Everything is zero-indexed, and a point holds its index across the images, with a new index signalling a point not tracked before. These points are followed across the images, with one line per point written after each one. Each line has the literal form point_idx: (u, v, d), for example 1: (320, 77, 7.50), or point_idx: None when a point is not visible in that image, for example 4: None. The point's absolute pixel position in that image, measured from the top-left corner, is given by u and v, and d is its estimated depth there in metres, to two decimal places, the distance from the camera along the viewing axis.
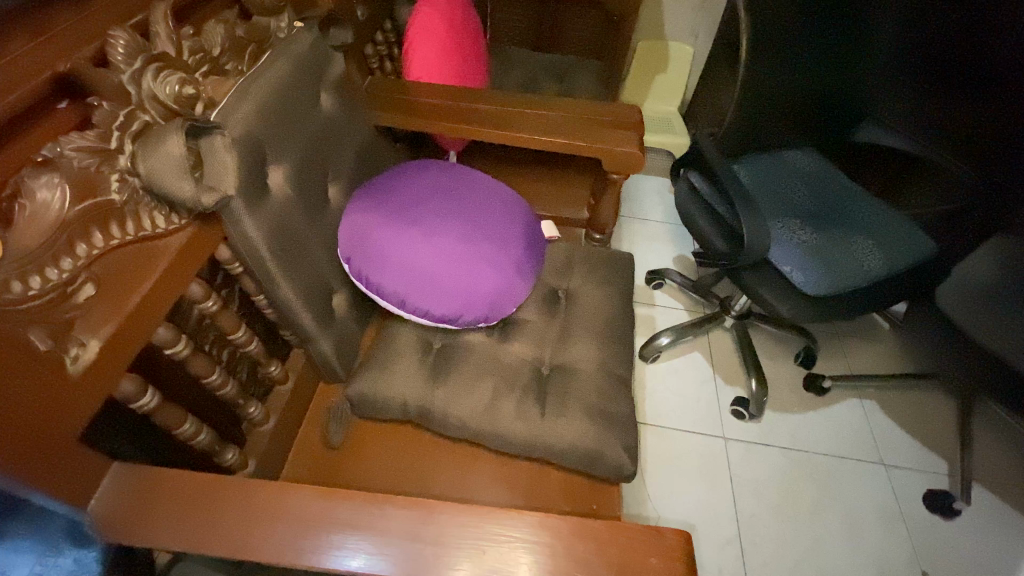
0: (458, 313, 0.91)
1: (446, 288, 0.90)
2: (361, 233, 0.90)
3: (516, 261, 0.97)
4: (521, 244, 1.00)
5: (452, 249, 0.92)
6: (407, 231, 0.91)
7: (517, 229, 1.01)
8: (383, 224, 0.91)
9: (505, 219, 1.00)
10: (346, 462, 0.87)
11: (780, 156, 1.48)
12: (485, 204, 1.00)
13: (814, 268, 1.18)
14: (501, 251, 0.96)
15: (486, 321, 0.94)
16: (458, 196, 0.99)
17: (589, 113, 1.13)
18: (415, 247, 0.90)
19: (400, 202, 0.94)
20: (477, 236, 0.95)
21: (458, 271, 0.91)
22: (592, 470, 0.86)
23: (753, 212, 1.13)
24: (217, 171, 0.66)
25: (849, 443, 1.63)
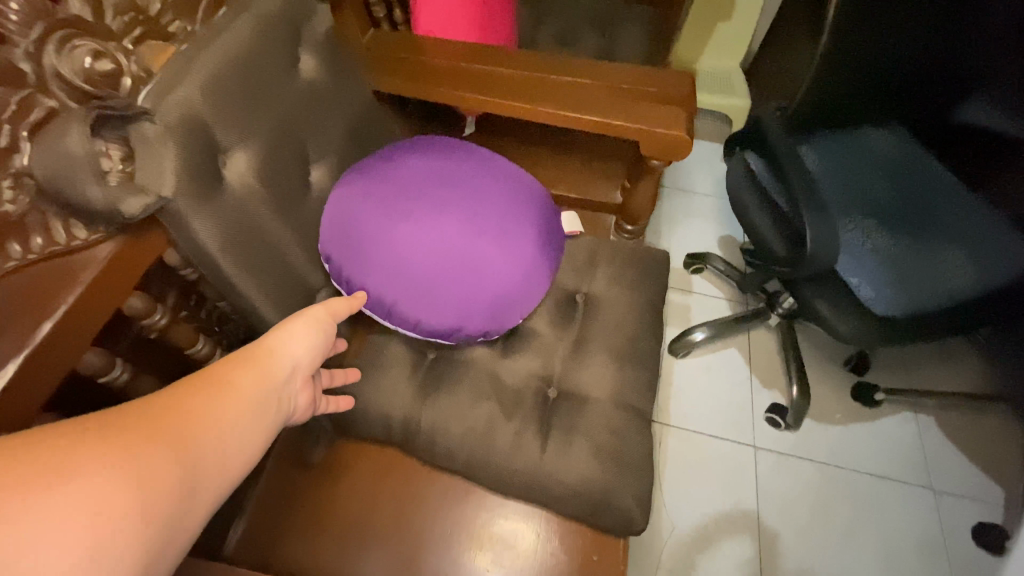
0: (453, 326, 0.79)
1: (440, 300, 0.77)
2: (344, 227, 0.77)
3: (526, 265, 0.83)
4: (536, 243, 0.85)
5: (448, 252, 0.78)
6: (396, 227, 0.77)
7: (533, 224, 0.86)
8: (371, 217, 0.78)
9: (519, 211, 0.85)
10: (322, 485, 0.80)
11: (859, 134, 1.24)
12: (496, 191, 0.85)
13: (885, 283, 1.00)
14: (508, 254, 0.81)
15: (487, 335, 0.82)
16: (466, 180, 0.84)
17: (625, 83, 0.92)
18: (405, 249, 0.77)
19: (392, 189, 0.80)
20: (481, 235, 0.80)
21: (456, 278, 0.78)
22: (596, 520, 0.75)
23: (820, 213, 0.93)
24: (151, 169, 0.55)
25: (896, 463, 1.46)
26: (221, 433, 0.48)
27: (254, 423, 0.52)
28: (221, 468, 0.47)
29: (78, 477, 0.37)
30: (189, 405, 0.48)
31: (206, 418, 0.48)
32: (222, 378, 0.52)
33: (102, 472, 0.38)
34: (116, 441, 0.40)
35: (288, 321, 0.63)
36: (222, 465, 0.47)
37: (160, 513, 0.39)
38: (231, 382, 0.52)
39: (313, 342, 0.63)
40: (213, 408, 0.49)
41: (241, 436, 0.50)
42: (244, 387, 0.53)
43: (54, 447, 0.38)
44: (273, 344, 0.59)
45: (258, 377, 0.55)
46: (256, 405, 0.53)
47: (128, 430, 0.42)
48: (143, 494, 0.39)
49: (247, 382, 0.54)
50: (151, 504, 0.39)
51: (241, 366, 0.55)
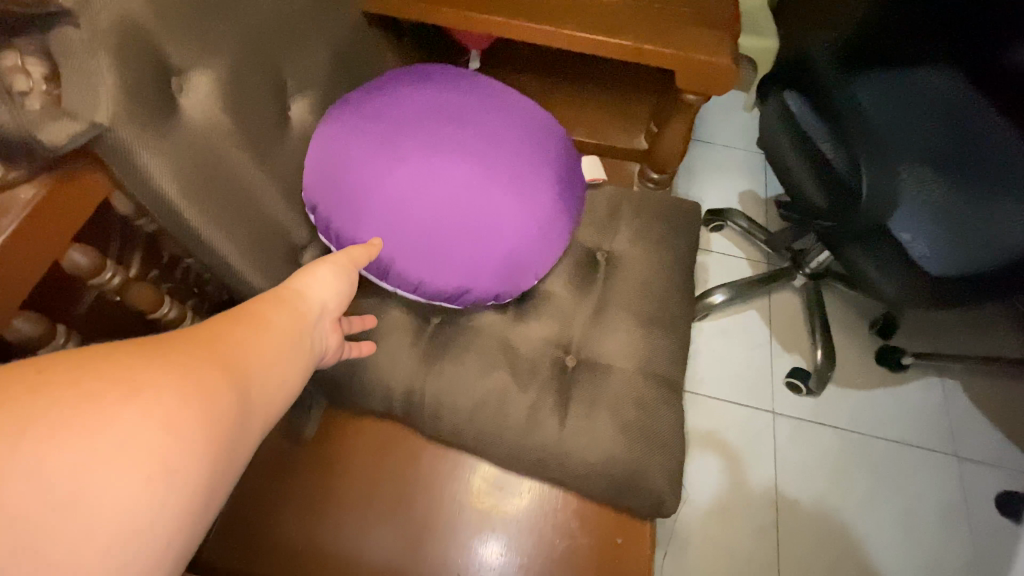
0: (459, 288, 0.69)
1: (444, 258, 0.67)
2: (331, 172, 0.66)
3: (543, 217, 0.71)
4: (554, 192, 0.73)
5: (453, 201, 0.67)
6: (391, 172, 0.66)
7: (550, 169, 0.74)
8: (361, 160, 0.66)
9: (534, 153, 0.73)
10: (315, 462, 0.72)
11: (911, 73, 1.10)
12: (508, 130, 0.73)
13: (941, 239, 0.89)
14: (523, 205, 0.70)
15: (498, 299, 0.72)
16: (473, 118, 0.72)
17: (658, 2, 0.79)
18: (402, 198, 0.66)
19: (386, 127, 0.68)
20: (491, 182, 0.68)
21: (461, 232, 0.67)
22: (620, 501, 0.67)
23: (878, 159, 0.81)
24: (83, 90, 0.43)
25: (919, 430, 1.40)
26: (270, 369, 0.42)
27: (299, 363, 0.45)
28: (271, 407, 0.41)
29: (122, 416, 0.31)
30: (232, 336, 0.41)
31: (254, 352, 0.41)
32: (262, 311, 0.45)
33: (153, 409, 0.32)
34: (162, 372, 0.34)
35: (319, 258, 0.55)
36: (272, 404, 0.41)
37: (216, 457, 0.34)
38: (273, 317, 0.45)
39: (349, 282, 0.55)
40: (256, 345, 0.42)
41: (290, 376, 0.44)
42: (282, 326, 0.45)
43: (98, 379, 0.32)
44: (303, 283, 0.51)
45: (298, 313, 0.48)
46: (301, 342, 0.46)
47: (174, 361, 0.35)
48: (196, 438, 0.33)
49: (289, 319, 0.47)
50: (207, 446, 0.33)
51: (279, 301, 0.47)
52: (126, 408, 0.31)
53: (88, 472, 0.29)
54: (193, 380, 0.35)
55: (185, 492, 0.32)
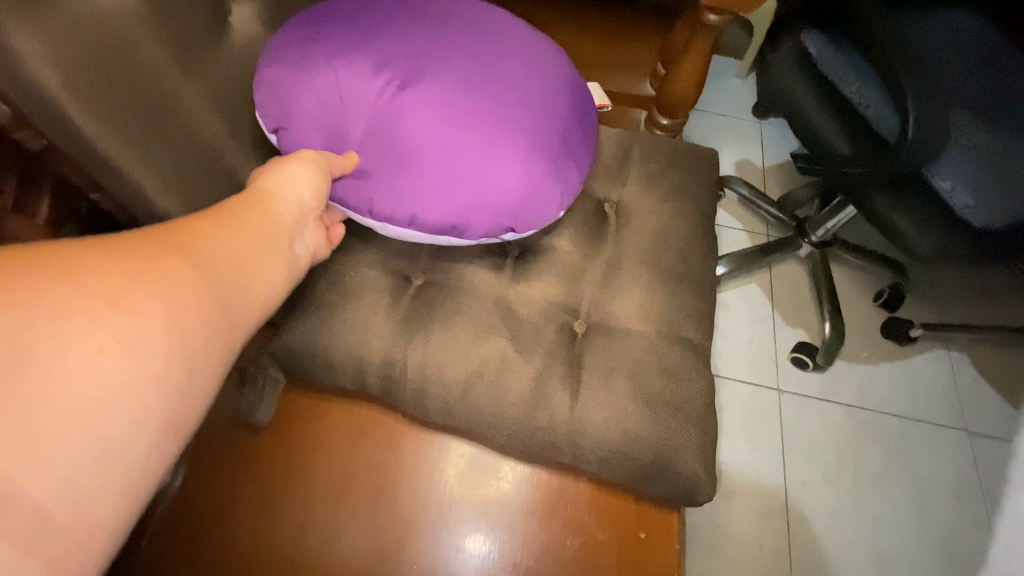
0: (465, 214, 0.56)
1: (443, 176, 0.54)
2: (293, 82, 0.55)
3: (560, 130, 0.60)
4: (568, 101, 0.62)
5: (450, 106, 0.55)
6: (367, 77, 0.55)
7: (560, 76, 0.63)
8: (329, 66, 0.55)
9: (537, 57, 0.62)
10: (275, 451, 0.60)
11: (936, 13, 1.01)
12: (503, 35, 0.62)
13: (985, 186, 0.79)
14: (536, 113, 0.58)
15: (518, 229, 0.59)
16: (461, 23, 0.61)
17: None
18: (385, 106, 0.54)
19: (359, 31, 0.57)
20: (492, 87, 0.57)
21: (463, 141, 0.55)
22: (644, 487, 0.57)
23: (919, 87, 0.72)
24: None
25: (928, 403, 1.34)
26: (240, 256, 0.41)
27: (277, 260, 0.45)
28: (249, 293, 0.41)
29: (65, 299, 0.31)
30: (194, 227, 0.40)
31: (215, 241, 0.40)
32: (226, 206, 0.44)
33: (109, 284, 0.32)
34: (111, 260, 0.34)
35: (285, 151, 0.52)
36: (247, 292, 0.41)
37: (183, 336, 0.34)
38: (237, 207, 0.44)
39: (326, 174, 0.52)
40: (223, 238, 0.41)
41: (268, 269, 0.43)
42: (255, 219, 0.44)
43: (58, 259, 0.32)
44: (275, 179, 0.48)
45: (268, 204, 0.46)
46: (276, 234, 0.45)
47: (131, 247, 0.35)
48: (159, 314, 0.33)
49: (259, 210, 0.45)
50: (169, 324, 0.33)
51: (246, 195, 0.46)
52: (83, 294, 0.31)
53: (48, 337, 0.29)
54: (145, 267, 0.34)
55: (151, 364, 0.32)
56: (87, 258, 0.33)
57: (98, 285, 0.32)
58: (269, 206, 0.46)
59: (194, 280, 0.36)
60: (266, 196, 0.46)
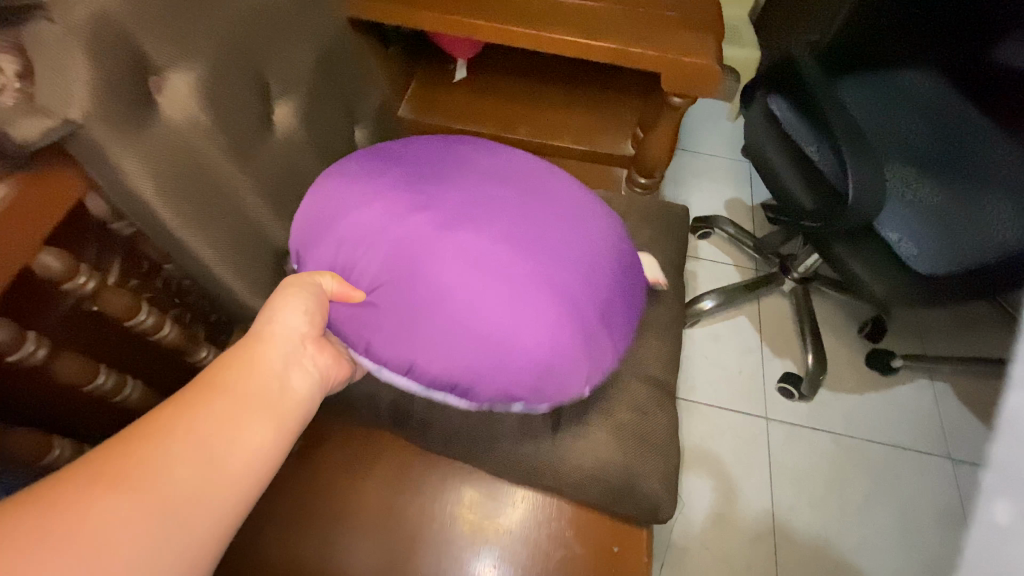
0: (475, 369, 0.57)
1: (461, 321, 0.57)
2: (324, 221, 0.64)
3: (580, 285, 0.61)
4: (592, 263, 0.64)
5: (471, 255, 0.59)
6: (395, 221, 0.61)
7: (586, 233, 0.66)
8: (362, 211, 0.63)
9: (561, 213, 0.66)
10: (301, 475, 0.70)
11: (892, 76, 1.12)
12: (528, 187, 0.68)
13: (926, 237, 0.89)
14: (556, 267, 0.61)
15: (529, 395, 0.59)
16: (489, 175, 0.68)
17: (643, 6, 0.79)
18: (410, 243, 0.59)
19: (386, 178, 0.66)
20: (508, 241, 0.60)
21: (482, 288, 0.58)
22: (616, 508, 0.66)
23: (858, 149, 0.82)
24: (54, 85, 0.43)
25: (911, 431, 1.40)
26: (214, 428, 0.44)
27: (250, 427, 0.46)
28: (223, 464, 0.43)
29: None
30: (166, 410, 0.43)
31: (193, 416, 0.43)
32: (211, 367, 0.47)
33: (39, 540, 0.34)
34: (48, 507, 0.36)
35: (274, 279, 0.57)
36: (214, 481, 0.42)
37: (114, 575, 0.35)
38: (219, 369, 0.47)
39: (315, 303, 0.56)
40: (182, 431, 0.43)
41: (240, 446, 0.44)
42: (223, 394, 0.46)
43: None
44: (252, 335, 0.51)
45: (253, 356, 0.49)
46: (256, 390, 0.47)
47: (73, 484, 0.38)
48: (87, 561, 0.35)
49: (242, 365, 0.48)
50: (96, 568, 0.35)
51: (233, 351, 0.49)
52: (20, 546, 0.34)
53: None
54: (80, 508, 0.36)
55: None
56: (26, 513, 0.35)
57: (25, 550, 0.34)
58: (240, 372, 0.48)
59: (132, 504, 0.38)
60: (248, 348, 0.50)
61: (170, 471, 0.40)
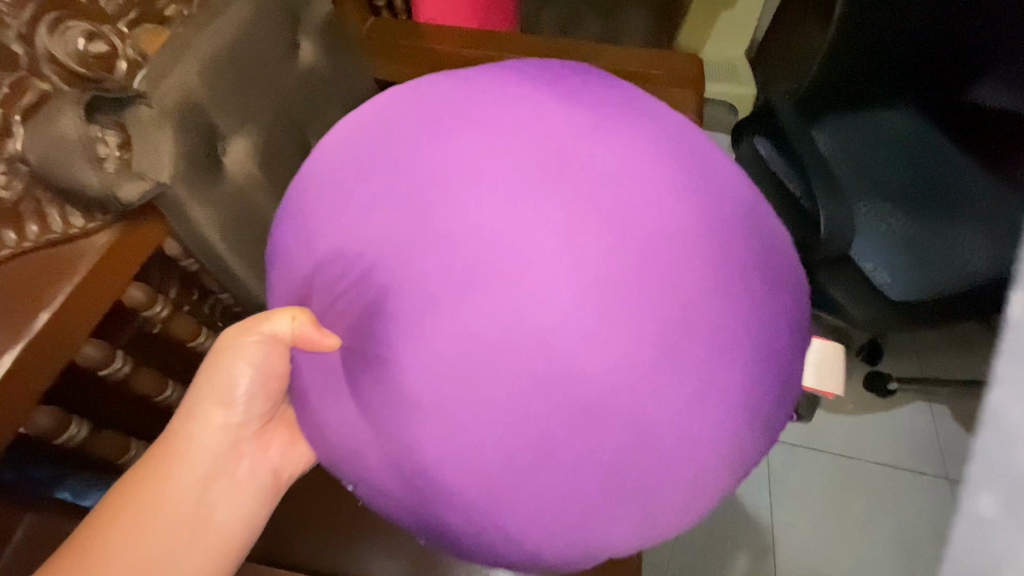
0: (495, 473, 0.40)
1: (513, 387, 0.39)
2: (340, 175, 0.46)
3: (698, 373, 0.41)
4: (731, 332, 0.42)
5: (545, 293, 0.39)
6: (443, 208, 0.41)
7: (736, 287, 0.43)
8: (394, 178, 0.43)
9: (709, 237, 0.43)
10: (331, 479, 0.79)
11: (872, 116, 1.22)
12: (665, 190, 0.43)
13: (901, 267, 0.98)
14: (670, 337, 0.40)
15: (563, 522, 0.41)
16: (607, 161, 0.43)
17: (631, 66, 0.89)
18: (450, 248, 0.40)
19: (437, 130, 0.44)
20: (589, 267, 0.40)
21: (549, 347, 0.39)
22: None
23: (830, 194, 0.91)
24: (149, 155, 0.54)
25: (909, 452, 1.44)
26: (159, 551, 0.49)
27: (179, 529, 0.51)
28: (157, 565, 0.49)
29: None
30: (110, 510, 0.50)
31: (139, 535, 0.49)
32: (151, 481, 0.51)
33: None
34: None
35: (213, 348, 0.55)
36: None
37: None
38: (157, 483, 0.51)
39: (259, 382, 0.53)
40: (121, 534, 0.49)
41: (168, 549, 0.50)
42: (157, 493, 0.51)
43: None
44: (188, 426, 0.53)
45: (192, 466, 0.53)
46: (191, 509, 0.51)
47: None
48: None
49: (180, 479, 0.52)
50: None
51: (173, 459, 0.52)
52: None
53: None
54: None
55: None
56: None
57: None
58: (177, 469, 0.52)
59: None
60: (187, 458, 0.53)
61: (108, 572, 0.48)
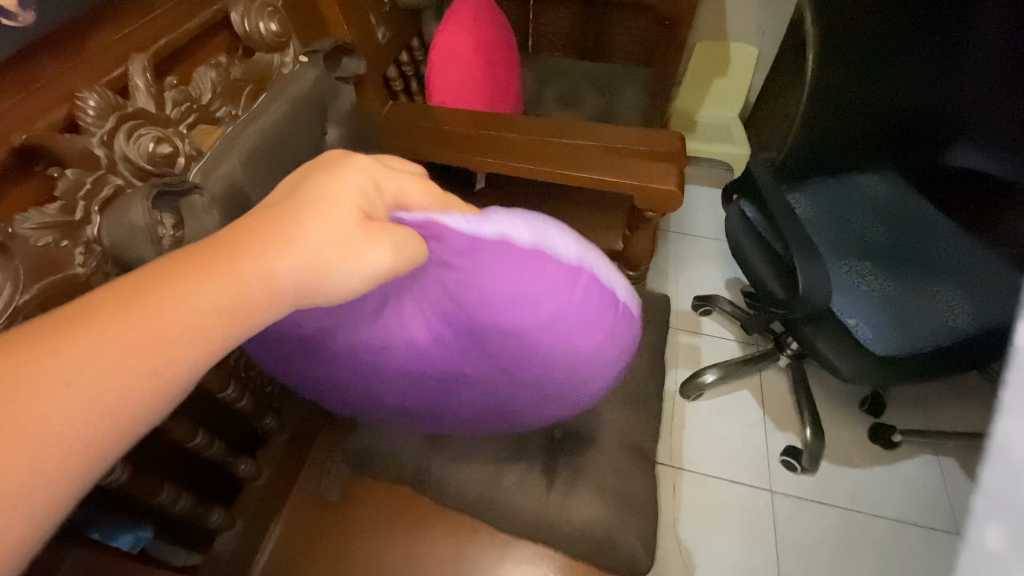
0: (320, 374, 0.71)
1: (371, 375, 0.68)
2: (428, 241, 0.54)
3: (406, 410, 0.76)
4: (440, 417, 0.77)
5: (415, 374, 0.67)
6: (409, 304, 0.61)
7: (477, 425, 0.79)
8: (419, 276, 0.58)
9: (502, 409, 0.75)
10: (337, 523, 0.83)
11: (849, 180, 1.32)
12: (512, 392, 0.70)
13: (881, 322, 1.03)
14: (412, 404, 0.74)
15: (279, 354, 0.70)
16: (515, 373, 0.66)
17: (619, 143, 1.00)
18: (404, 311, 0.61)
19: (522, 315, 0.58)
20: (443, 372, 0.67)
21: (397, 386, 0.70)
22: (600, 558, 0.79)
23: (805, 252, 0.98)
24: (199, 232, 0.61)
25: (918, 506, 1.42)
26: (106, 401, 0.31)
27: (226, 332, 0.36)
28: (185, 347, 0.34)
29: (40, 389, 0.30)
30: (159, 270, 0.36)
31: (113, 352, 0.32)
32: (181, 281, 0.35)
33: (88, 343, 0.31)
34: (98, 347, 0.32)
35: (337, 196, 0.43)
36: (186, 357, 0.34)
37: (103, 438, 0.31)
38: (164, 301, 0.34)
39: (387, 238, 0.42)
40: (167, 289, 0.35)
41: (199, 352, 0.35)
42: (219, 277, 0.36)
43: (48, 336, 0.31)
44: (292, 238, 0.39)
45: (212, 297, 0.35)
46: (246, 321, 0.37)
47: (80, 319, 0.32)
48: (91, 403, 0.31)
49: (175, 312, 0.34)
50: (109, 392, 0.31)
51: (206, 279, 0.36)
52: (58, 352, 0.31)
53: (25, 407, 0.29)
54: (107, 326, 0.32)
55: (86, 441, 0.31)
56: (78, 335, 0.32)
57: (60, 353, 0.31)
58: (246, 272, 0.37)
59: (126, 343, 0.32)
60: (243, 282, 0.37)
61: (143, 338, 0.33)
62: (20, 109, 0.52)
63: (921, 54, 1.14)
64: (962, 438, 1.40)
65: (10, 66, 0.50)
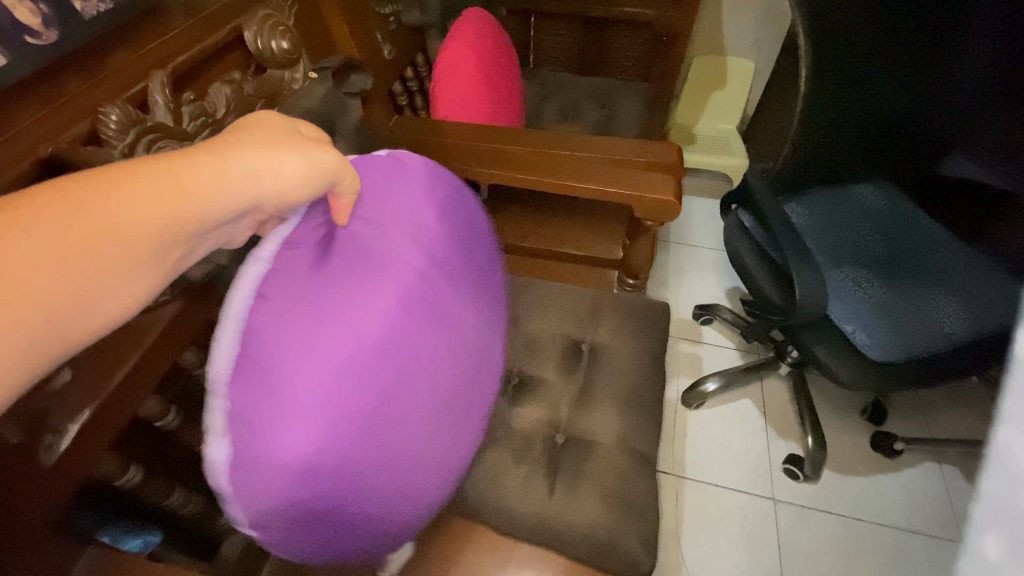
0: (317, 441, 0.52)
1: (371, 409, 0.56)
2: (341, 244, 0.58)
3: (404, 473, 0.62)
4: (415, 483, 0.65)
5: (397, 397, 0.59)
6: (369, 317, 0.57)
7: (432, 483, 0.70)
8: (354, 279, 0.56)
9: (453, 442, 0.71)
10: None
11: (844, 191, 1.35)
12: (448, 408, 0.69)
13: (879, 328, 1.04)
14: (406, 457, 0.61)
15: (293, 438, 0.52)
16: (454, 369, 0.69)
17: (618, 154, 1.03)
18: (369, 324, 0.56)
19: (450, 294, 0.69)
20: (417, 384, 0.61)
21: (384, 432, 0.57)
22: (603, 562, 0.80)
23: (802, 259, 1.01)
24: None
25: (922, 514, 1.42)
26: (69, 261, 0.35)
27: (201, 199, 0.42)
28: (161, 210, 0.39)
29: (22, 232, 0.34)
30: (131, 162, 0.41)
31: (89, 218, 0.36)
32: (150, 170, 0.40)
33: (59, 202, 0.36)
34: (69, 202, 0.36)
35: (272, 122, 0.51)
36: (159, 223, 0.39)
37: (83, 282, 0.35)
38: (132, 182, 0.39)
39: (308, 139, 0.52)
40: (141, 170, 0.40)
41: (175, 217, 0.40)
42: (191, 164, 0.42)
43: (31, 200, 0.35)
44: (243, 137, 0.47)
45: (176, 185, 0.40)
46: (216, 191, 0.42)
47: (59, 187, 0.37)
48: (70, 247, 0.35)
49: (139, 192, 0.38)
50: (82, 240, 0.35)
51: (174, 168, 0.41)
52: (41, 207, 0.35)
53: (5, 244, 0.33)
54: (81, 191, 0.37)
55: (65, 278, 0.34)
56: (57, 195, 0.36)
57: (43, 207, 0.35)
58: (211, 162, 0.43)
59: (98, 206, 0.37)
60: (202, 165, 0.43)
61: (117, 200, 0.38)
62: (47, 120, 0.54)
63: (914, 68, 1.16)
64: (964, 445, 1.40)
65: (36, 79, 0.53)
